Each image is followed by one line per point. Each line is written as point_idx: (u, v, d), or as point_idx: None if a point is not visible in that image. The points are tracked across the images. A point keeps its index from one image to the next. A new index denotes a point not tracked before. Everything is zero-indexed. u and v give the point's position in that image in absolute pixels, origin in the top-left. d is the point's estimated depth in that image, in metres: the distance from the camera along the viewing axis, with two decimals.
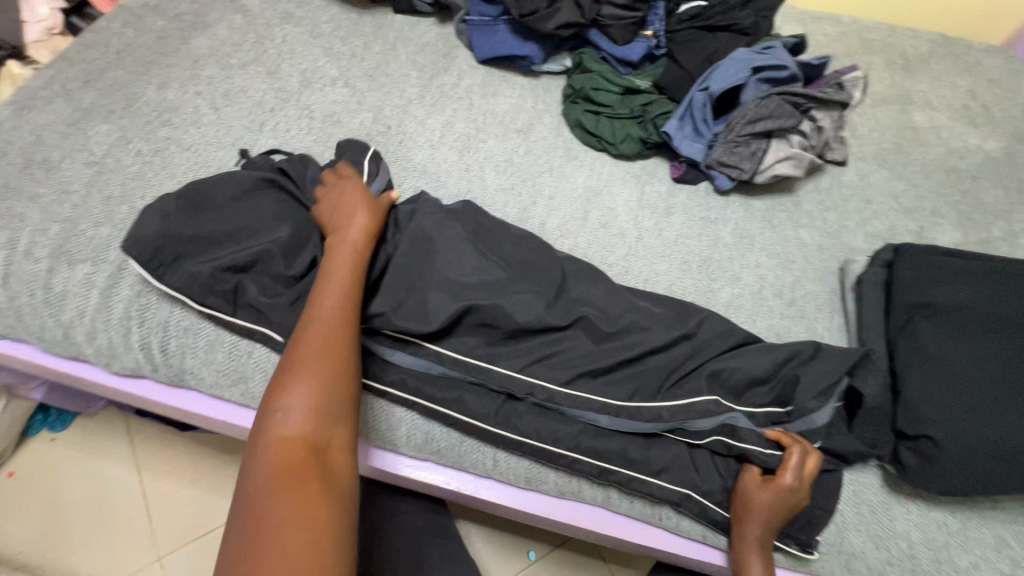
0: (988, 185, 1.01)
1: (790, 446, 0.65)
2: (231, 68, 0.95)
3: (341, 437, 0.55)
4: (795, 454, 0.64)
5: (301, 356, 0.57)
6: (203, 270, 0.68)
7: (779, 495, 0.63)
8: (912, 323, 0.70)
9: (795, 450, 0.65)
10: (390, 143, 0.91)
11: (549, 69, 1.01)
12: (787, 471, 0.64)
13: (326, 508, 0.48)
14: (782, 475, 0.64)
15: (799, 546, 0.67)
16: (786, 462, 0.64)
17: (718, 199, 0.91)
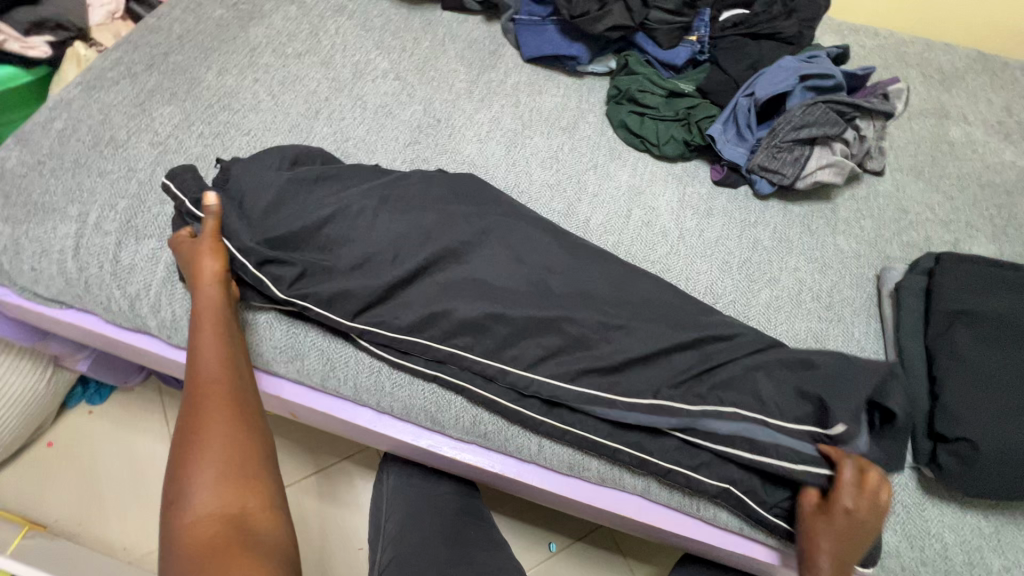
0: (1022, 200, 1.02)
1: (843, 461, 0.63)
2: (287, 57, 0.98)
3: (258, 499, 0.52)
4: (851, 470, 0.63)
5: (188, 436, 0.55)
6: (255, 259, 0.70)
7: (840, 515, 0.62)
8: (952, 329, 0.72)
9: (850, 465, 0.63)
10: (440, 135, 0.94)
11: (593, 69, 1.04)
12: (845, 488, 0.62)
13: (250, 567, 0.46)
14: (840, 493, 0.62)
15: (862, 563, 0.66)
16: (841, 478, 0.63)
17: (757, 203, 0.93)
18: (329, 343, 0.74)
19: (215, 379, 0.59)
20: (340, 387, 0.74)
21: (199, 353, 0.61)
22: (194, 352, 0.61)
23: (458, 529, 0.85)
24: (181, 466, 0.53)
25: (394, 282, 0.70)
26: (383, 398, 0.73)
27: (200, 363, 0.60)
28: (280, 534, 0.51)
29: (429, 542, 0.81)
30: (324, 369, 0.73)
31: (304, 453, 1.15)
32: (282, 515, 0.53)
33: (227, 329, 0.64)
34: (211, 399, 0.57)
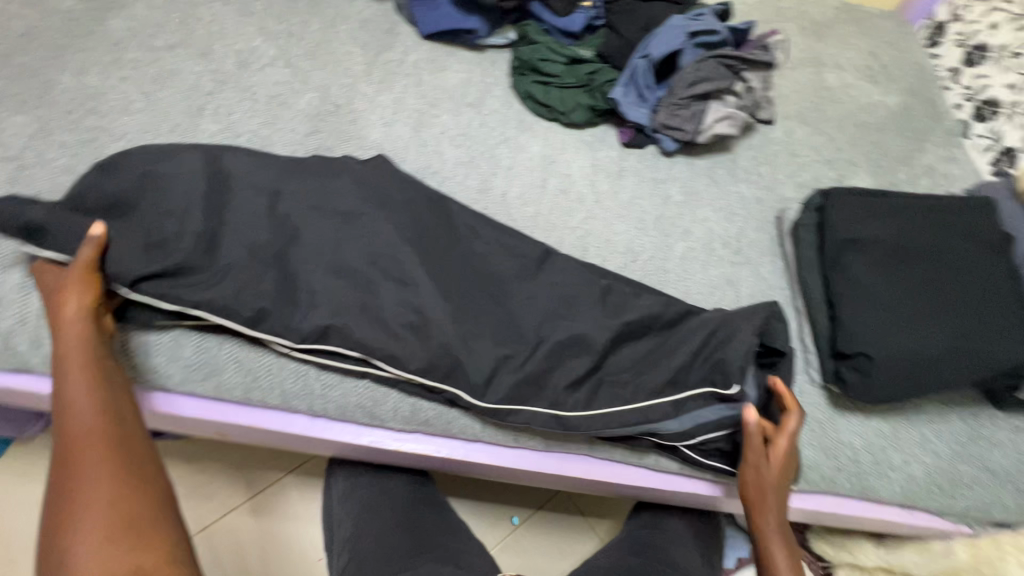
0: (891, 136, 1.13)
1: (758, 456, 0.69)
2: (157, 50, 0.89)
3: (153, 556, 0.50)
4: (766, 453, 0.70)
5: (71, 489, 0.51)
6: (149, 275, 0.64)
7: (776, 504, 0.70)
8: (844, 257, 0.78)
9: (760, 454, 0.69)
10: (342, 122, 0.89)
11: (494, 42, 1.02)
12: (771, 479, 0.70)
13: None
14: (767, 485, 0.70)
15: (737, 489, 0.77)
16: (760, 474, 0.70)
17: (665, 160, 0.97)
18: (247, 353, 0.69)
19: (100, 427, 0.54)
20: (267, 398, 0.70)
21: (78, 397, 0.55)
22: (69, 386, 0.56)
23: (417, 519, 0.84)
24: (66, 525, 0.49)
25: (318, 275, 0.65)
26: (315, 401, 0.70)
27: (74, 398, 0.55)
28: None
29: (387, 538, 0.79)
30: (246, 382, 0.69)
31: (245, 473, 1.09)
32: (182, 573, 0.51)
33: (109, 365, 0.59)
34: (95, 444, 0.53)
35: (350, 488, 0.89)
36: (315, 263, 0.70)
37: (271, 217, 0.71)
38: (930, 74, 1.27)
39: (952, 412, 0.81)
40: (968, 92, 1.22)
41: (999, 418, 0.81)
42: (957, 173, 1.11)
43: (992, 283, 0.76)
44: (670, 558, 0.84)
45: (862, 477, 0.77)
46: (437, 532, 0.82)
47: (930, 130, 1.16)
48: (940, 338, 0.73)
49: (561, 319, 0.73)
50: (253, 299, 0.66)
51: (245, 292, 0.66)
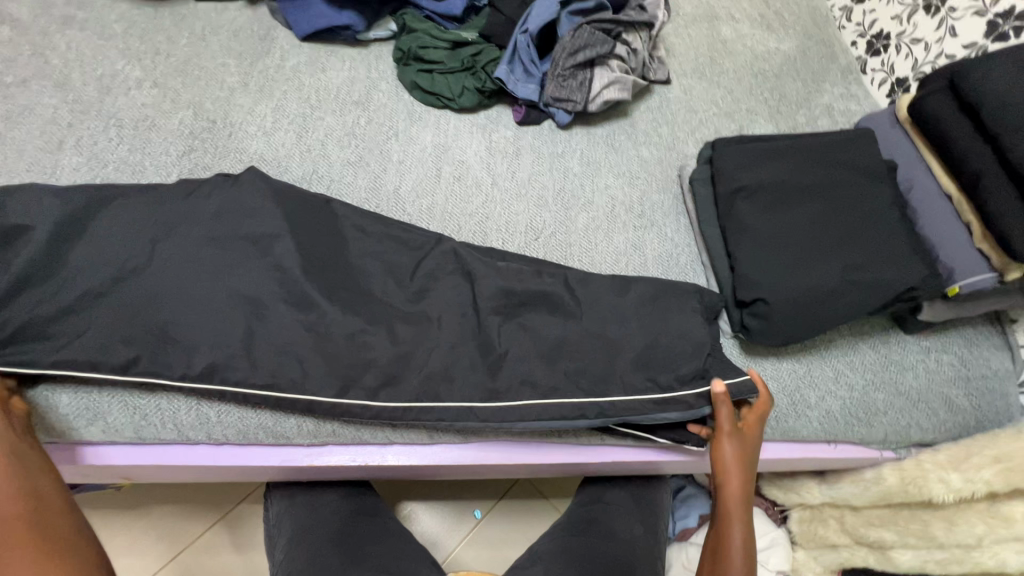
0: (789, 80, 1.14)
1: (731, 430, 0.71)
2: (8, 86, 0.84)
3: None
4: (736, 431, 0.72)
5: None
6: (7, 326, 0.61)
7: (740, 490, 0.71)
8: (735, 206, 0.79)
9: (733, 430, 0.71)
10: (218, 137, 0.86)
11: (375, 35, 0.99)
12: (731, 455, 0.71)
13: None
14: (728, 461, 0.71)
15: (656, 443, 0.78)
16: (729, 448, 0.71)
17: (562, 134, 0.96)
18: (132, 391, 0.66)
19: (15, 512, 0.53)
20: (161, 434, 0.67)
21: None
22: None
23: (353, 531, 0.82)
24: None
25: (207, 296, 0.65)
26: (214, 429, 0.68)
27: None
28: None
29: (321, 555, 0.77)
30: (134, 422, 0.66)
31: (189, 512, 1.05)
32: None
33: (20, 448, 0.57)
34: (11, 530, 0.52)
35: (284, 510, 0.86)
36: (187, 287, 0.66)
37: (138, 244, 0.68)
38: (824, 14, 1.28)
39: (862, 342, 0.82)
40: (861, 28, 1.23)
41: (908, 342, 0.83)
42: (856, 109, 1.12)
43: (878, 210, 0.77)
44: (613, 528, 0.84)
45: (781, 420, 0.78)
46: (374, 541, 0.80)
47: (827, 70, 1.18)
48: (834, 272, 0.73)
49: (458, 309, 0.72)
50: (126, 335, 0.63)
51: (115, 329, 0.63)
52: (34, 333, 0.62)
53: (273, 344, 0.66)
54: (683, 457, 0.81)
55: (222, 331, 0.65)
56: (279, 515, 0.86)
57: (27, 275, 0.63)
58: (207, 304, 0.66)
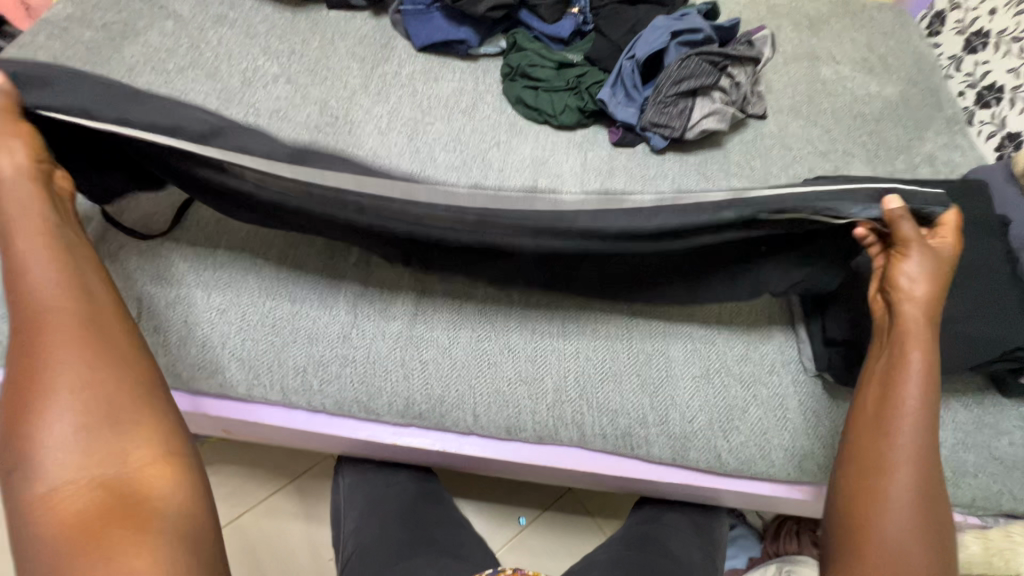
0: (889, 125, 1.12)
1: (918, 238, 0.58)
2: (168, 73, 0.95)
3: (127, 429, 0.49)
4: (924, 294, 0.58)
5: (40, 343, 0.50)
6: None
7: (929, 377, 0.57)
8: None
9: (916, 235, 0.58)
10: (340, 132, 0.94)
11: (485, 51, 1.06)
12: (922, 274, 0.58)
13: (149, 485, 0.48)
14: (921, 274, 0.58)
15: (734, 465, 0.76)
16: (914, 257, 0.58)
17: (655, 157, 0.98)
18: (248, 351, 0.72)
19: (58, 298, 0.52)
20: (268, 394, 0.73)
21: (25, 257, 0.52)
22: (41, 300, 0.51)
23: (417, 514, 0.85)
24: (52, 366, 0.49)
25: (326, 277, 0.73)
26: (314, 396, 0.73)
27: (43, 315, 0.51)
28: (177, 495, 0.49)
29: (388, 532, 0.81)
30: (248, 379, 0.72)
31: (260, 475, 1.13)
32: (182, 466, 0.51)
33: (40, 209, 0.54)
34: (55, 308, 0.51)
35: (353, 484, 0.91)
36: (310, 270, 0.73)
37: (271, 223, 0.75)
38: (931, 62, 1.26)
39: (953, 400, 0.79)
40: (971, 79, 1.20)
41: (1007, 406, 0.79)
42: (961, 160, 1.09)
43: (986, 264, 0.75)
44: (670, 550, 0.84)
45: None
46: (435, 526, 0.84)
47: (930, 118, 1.15)
48: None
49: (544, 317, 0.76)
50: None
51: None
52: None
53: None
54: (754, 489, 0.79)
55: None
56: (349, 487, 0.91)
57: None
58: None
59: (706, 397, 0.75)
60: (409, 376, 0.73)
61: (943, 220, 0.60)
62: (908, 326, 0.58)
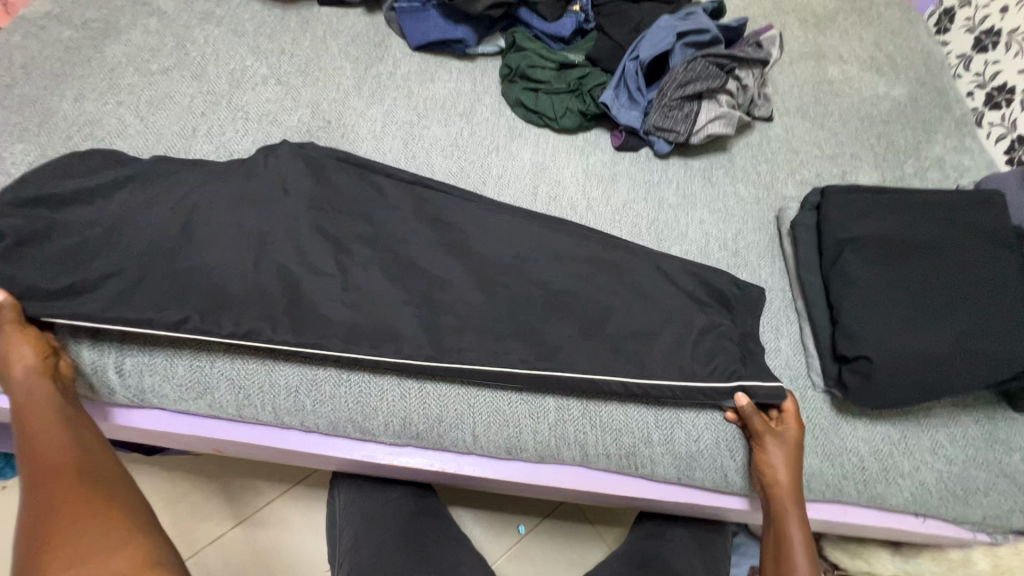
0: (897, 127, 1.09)
1: (771, 433, 0.69)
2: (152, 74, 0.91)
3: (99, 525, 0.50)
4: (784, 469, 0.68)
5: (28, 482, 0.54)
6: None
7: (800, 522, 0.68)
8: (843, 256, 0.76)
9: (776, 435, 0.69)
10: (333, 137, 0.90)
11: (483, 50, 1.02)
12: (782, 460, 0.68)
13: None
14: (780, 463, 0.68)
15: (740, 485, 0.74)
16: (778, 465, 0.69)
17: (659, 162, 0.95)
18: (239, 371, 0.70)
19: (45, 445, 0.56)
20: (259, 415, 0.71)
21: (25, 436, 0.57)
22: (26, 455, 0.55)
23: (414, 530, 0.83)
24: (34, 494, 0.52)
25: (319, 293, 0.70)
26: (307, 417, 0.71)
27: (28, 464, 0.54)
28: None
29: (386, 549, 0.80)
30: (238, 399, 0.70)
31: (254, 486, 1.10)
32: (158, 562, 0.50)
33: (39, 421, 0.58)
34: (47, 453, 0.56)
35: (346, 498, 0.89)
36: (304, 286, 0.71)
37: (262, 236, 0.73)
38: (940, 61, 1.23)
39: (964, 415, 0.77)
40: (981, 79, 1.17)
41: (1017, 421, 0.78)
42: (970, 164, 1.06)
43: (1002, 278, 0.72)
44: (672, 567, 0.82)
45: (870, 485, 0.74)
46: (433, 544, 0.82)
47: (940, 120, 1.12)
48: (948, 337, 0.69)
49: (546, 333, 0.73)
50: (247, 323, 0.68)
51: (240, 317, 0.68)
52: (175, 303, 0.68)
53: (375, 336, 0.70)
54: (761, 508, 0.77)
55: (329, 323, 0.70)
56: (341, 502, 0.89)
57: None
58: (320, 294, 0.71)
59: (713, 416, 0.73)
60: (405, 396, 0.71)
61: (784, 409, 0.71)
62: (779, 490, 0.69)
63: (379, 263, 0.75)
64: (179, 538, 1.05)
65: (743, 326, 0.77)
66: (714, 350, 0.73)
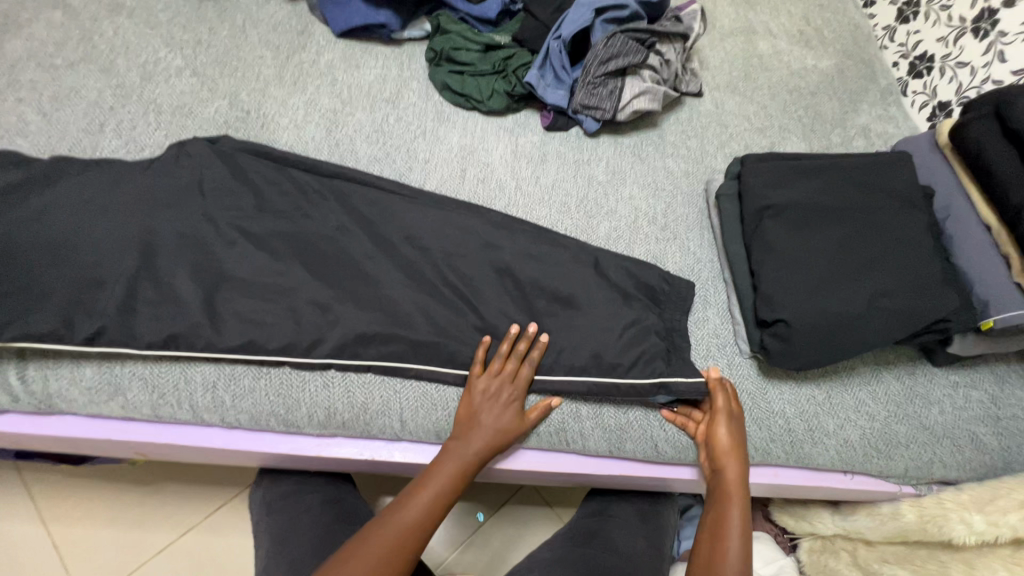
0: (825, 99, 1.11)
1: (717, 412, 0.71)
2: (57, 69, 0.87)
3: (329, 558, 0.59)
4: (727, 445, 0.69)
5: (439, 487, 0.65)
6: (58, 303, 0.64)
7: (740, 503, 0.67)
8: (762, 224, 0.77)
9: (724, 408, 0.71)
10: (252, 127, 0.88)
11: (409, 35, 1.00)
12: (722, 433, 0.70)
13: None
14: (720, 437, 0.70)
15: (671, 453, 0.74)
16: (723, 438, 0.69)
17: (589, 141, 0.95)
18: (152, 370, 0.68)
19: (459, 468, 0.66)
20: (177, 413, 0.68)
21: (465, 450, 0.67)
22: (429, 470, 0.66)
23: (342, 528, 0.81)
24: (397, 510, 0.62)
25: (236, 289, 0.69)
26: (227, 412, 0.69)
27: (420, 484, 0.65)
28: None
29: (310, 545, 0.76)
30: (152, 399, 0.67)
31: (199, 492, 1.08)
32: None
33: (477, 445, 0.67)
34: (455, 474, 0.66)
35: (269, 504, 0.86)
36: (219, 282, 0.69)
37: (171, 230, 0.70)
38: (866, 33, 1.25)
39: (886, 372, 0.79)
40: (904, 49, 1.20)
41: (935, 374, 0.80)
42: (894, 131, 1.09)
43: (912, 236, 0.74)
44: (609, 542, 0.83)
45: (796, 445, 0.75)
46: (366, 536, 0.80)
47: (866, 90, 1.14)
48: (860, 297, 0.71)
49: (473, 315, 0.73)
50: (157, 324, 0.66)
51: (150, 317, 0.66)
52: (78, 306, 0.65)
53: (296, 327, 0.69)
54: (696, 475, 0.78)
55: (245, 317, 0.68)
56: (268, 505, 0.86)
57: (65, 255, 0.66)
58: (233, 288, 0.69)
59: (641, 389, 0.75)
60: (328, 385, 0.70)
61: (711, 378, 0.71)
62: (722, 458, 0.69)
63: (297, 253, 0.73)
64: (123, 549, 1.03)
65: (669, 300, 0.79)
66: (640, 324, 0.74)
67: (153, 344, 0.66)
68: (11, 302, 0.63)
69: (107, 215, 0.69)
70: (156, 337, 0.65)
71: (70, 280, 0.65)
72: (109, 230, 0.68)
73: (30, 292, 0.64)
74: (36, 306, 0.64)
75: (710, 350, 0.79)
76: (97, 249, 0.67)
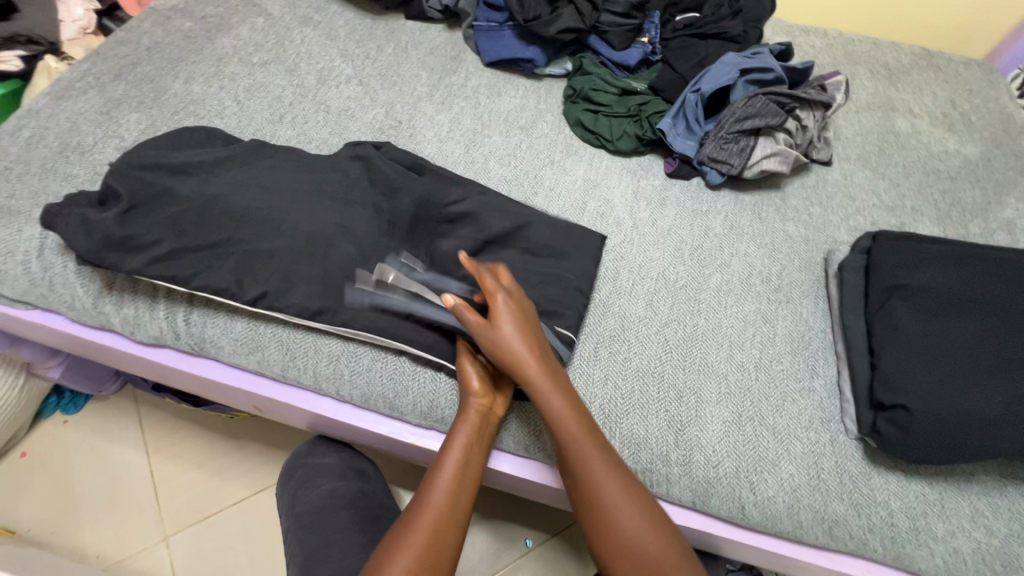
0: (965, 186, 1.06)
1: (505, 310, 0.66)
2: (253, 65, 1.02)
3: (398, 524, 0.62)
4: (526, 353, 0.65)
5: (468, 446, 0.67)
6: (230, 265, 0.73)
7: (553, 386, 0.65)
8: (889, 303, 0.75)
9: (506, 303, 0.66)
10: (401, 136, 0.97)
11: (551, 71, 1.08)
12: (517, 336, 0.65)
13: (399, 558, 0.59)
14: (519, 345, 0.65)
15: (753, 523, 0.72)
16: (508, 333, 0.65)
17: (709, 193, 0.97)
18: (289, 335, 0.76)
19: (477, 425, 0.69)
20: (301, 377, 0.76)
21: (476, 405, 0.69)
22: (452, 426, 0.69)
23: None
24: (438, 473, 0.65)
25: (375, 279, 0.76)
26: (343, 386, 0.75)
27: (449, 445, 0.67)
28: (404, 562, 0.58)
29: (350, 544, 0.74)
30: (284, 360, 0.75)
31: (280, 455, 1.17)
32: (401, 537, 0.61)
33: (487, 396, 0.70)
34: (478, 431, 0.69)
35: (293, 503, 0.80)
36: (361, 271, 0.76)
37: (328, 216, 0.79)
38: (1020, 125, 1.18)
39: (1010, 486, 0.73)
40: None
41: None
42: None
43: None
44: None
45: (897, 543, 0.70)
46: None
47: (1014, 183, 1.07)
48: (993, 399, 0.67)
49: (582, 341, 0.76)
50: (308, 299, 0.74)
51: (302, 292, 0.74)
52: (245, 270, 0.74)
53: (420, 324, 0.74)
54: (783, 548, 0.74)
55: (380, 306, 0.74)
56: (291, 508, 0.80)
57: (241, 223, 0.75)
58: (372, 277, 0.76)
59: (739, 446, 0.73)
60: (436, 380, 0.75)
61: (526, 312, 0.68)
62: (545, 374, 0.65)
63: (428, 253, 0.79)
64: (208, 492, 1.12)
65: None
66: None
67: (301, 316, 0.73)
68: (196, 255, 0.73)
69: (278, 194, 0.79)
70: (305, 309, 0.73)
71: (242, 246, 0.74)
72: (279, 209, 0.77)
73: (209, 249, 0.74)
74: (212, 263, 0.73)
75: (815, 423, 0.76)
76: (267, 224, 0.76)
